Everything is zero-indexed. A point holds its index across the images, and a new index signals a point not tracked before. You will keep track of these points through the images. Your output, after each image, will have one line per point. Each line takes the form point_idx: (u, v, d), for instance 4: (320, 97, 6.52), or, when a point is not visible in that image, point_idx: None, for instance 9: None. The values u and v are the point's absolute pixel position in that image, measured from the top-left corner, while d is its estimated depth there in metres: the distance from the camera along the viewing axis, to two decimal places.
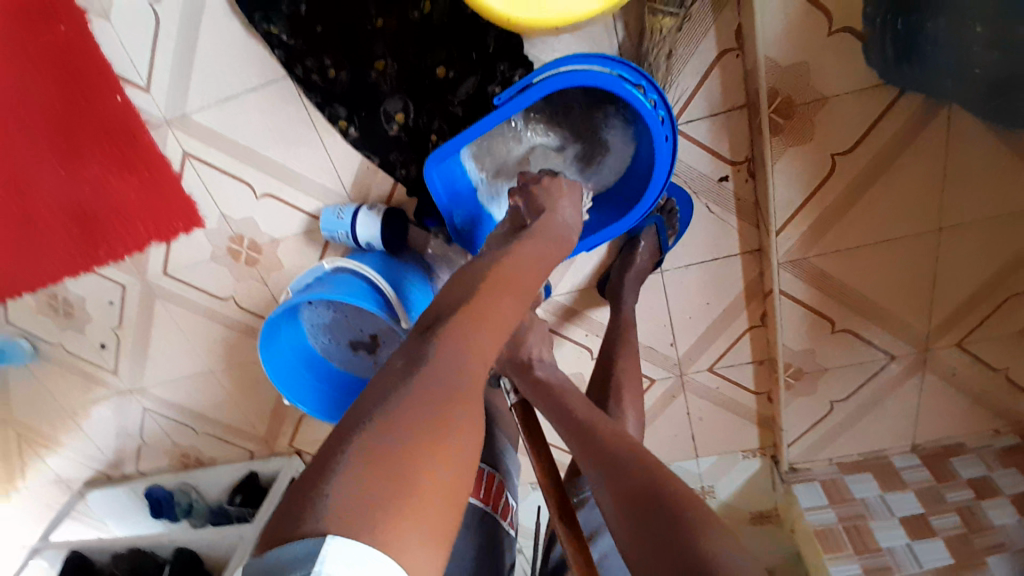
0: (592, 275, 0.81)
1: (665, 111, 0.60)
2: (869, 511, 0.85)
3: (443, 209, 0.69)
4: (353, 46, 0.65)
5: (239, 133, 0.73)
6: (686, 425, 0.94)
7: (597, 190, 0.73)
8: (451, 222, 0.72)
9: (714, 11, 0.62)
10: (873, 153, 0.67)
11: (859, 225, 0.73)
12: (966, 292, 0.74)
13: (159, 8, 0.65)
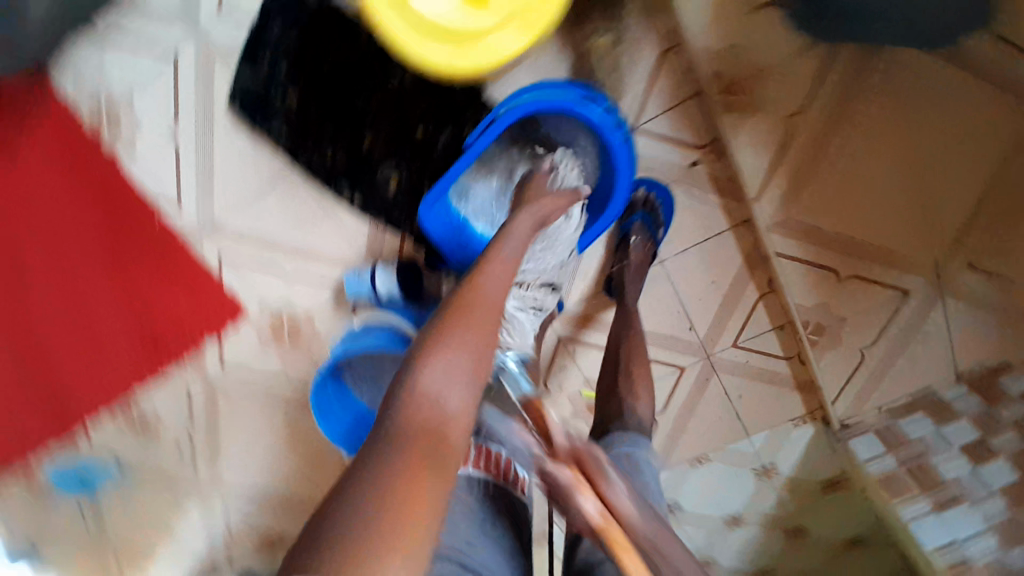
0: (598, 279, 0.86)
1: (617, 116, 0.69)
2: (930, 448, 0.85)
3: (442, 246, 0.75)
4: (342, 127, 0.74)
5: (261, 224, 0.82)
6: (728, 405, 0.96)
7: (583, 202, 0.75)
8: (449, 255, 0.76)
9: (643, 24, 0.71)
10: (828, 105, 0.73)
11: (837, 174, 0.77)
12: (964, 212, 0.76)
13: (181, 136, 0.77)
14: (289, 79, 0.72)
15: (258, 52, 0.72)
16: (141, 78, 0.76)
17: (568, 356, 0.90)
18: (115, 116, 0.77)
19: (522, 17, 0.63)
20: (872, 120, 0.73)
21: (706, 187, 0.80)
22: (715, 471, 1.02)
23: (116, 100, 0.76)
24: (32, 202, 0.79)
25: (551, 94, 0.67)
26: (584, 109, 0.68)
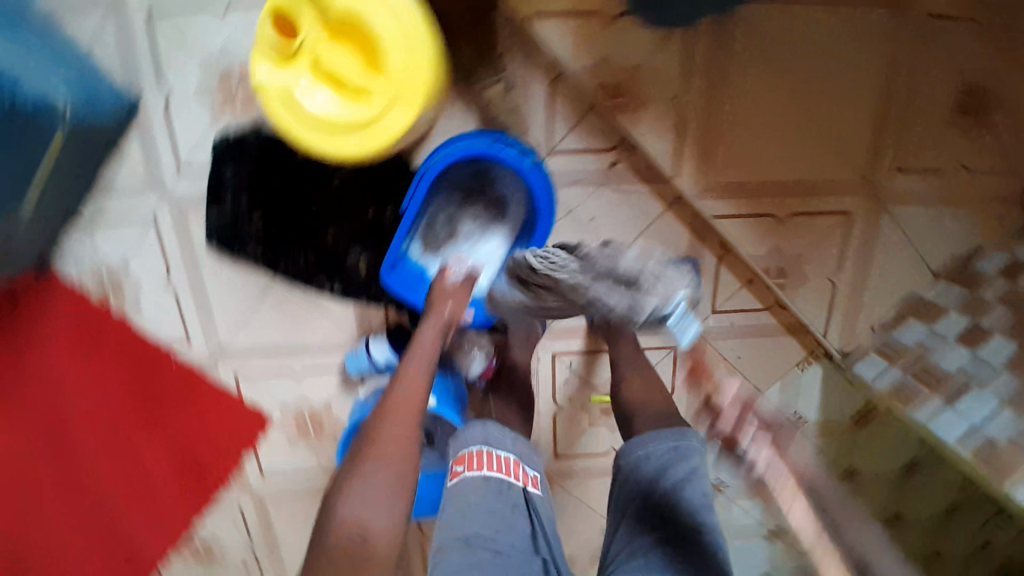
0: None
1: (529, 151, 0.76)
2: (926, 349, 0.88)
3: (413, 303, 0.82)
4: (306, 231, 0.84)
5: (263, 336, 0.91)
6: (731, 369, 1.01)
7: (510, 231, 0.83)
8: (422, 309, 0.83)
9: (527, 66, 0.80)
10: (704, 78, 0.80)
11: (738, 132, 0.83)
12: (869, 128, 0.84)
13: (172, 283, 0.88)
14: (250, 207, 0.83)
15: (219, 194, 0.83)
16: (128, 248, 0.86)
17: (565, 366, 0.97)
18: (116, 285, 0.88)
19: (399, 90, 0.60)
20: (753, 71, 0.80)
21: (633, 180, 0.87)
22: None
23: (114, 271, 0.87)
24: (67, 378, 0.90)
25: (461, 146, 0.75)
26: (496, 151, 0.75)
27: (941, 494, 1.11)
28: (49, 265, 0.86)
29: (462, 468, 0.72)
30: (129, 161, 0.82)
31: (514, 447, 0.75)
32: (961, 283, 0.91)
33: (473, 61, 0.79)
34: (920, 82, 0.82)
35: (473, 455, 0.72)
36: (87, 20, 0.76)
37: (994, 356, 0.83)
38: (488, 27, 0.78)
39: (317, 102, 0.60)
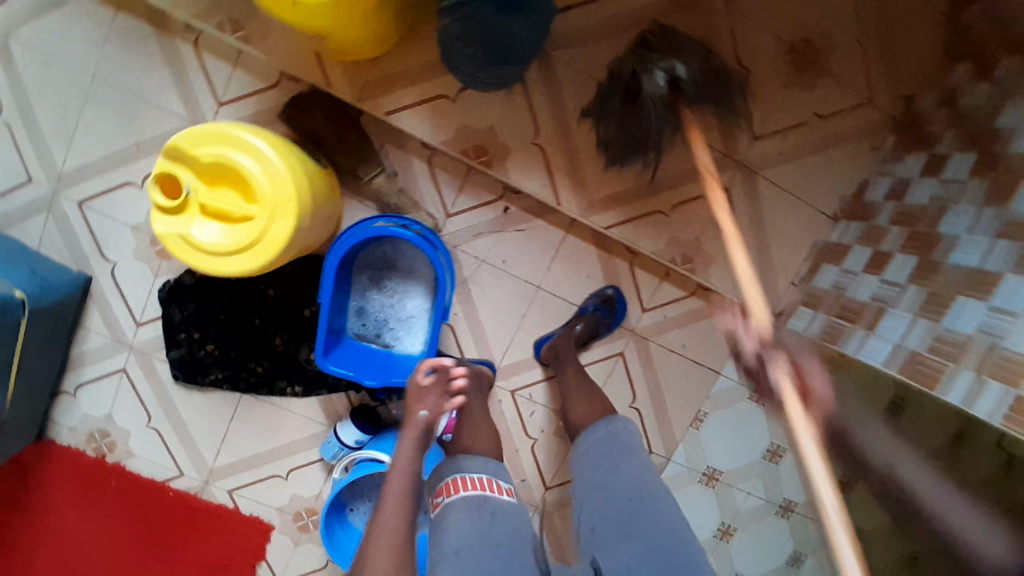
0: (505, 335, 1.01)
1: (414, 224, 0.85)
2: (843, 287, 0.92)
3: (363, 382, 0.83)
4: (256, 345, 0.94)
5: (245, 450, 0.99)
6: (682, 358, 1.06)
7: (423, 295, 0.89)
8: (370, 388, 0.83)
9: (402, 152, 0.92)
10: (550, 117, 0.90)
11: (598, 152, 0.92)
12: (711, 110, 0.93)
13: (155, 423, 0.98)
14: (202, 338, 0.93)
15: (173, 337, 0.93)
16: (109, 404, 0.97)
17: (526, 401, 1.04)
18: (107, 439, 0.98)
19: (274, 205, 0.70)
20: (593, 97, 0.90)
21: (525, 216, 0.97)
22: (721, 418, 1.09)
23: (103, 427, 0.98)
24: (84, 534, 0.99)
25: (361, 232, 0.81)
26: (395, 229, 0.82)
27: None
28: (50, 437, 0.98)
29: (442, 497, 0.75)
30: (91, 330, 0.94)
31: (485, 467, 0.78)
32: (857, 217, 0.95)
33: (351, 161, 0.90)
34: (757, 52, 0.92)
35: (449, 484, 0.76)
36: (30, 225, 0.90)
37: (899, 273, 0.84)
38: (357, 130, 0.90)
39: (209, 233, 0.70)
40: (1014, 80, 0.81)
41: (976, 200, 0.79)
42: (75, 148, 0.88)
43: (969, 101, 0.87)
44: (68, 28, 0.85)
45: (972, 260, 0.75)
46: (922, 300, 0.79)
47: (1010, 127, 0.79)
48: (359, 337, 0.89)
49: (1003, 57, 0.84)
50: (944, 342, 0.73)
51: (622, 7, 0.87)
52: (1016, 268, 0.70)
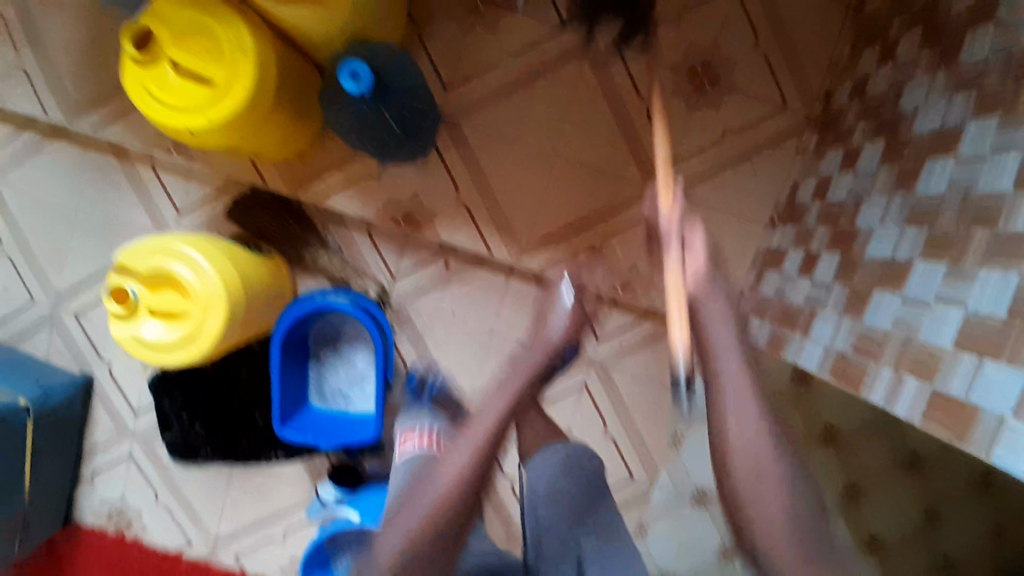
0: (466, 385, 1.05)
1: (352, 294, 0.90)
2: (785, 293, 0.90)
3: (323, 447, 0.88)
4: (238, 420, 1.02)
5: (244, 518, 1.07)
6: (648, 383, 1.06)
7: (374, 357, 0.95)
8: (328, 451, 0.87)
9: (342, 226, 1.00)
10: (469, 175, 0.96)
11: (519, 199, 0.97)
12: (621, 141, 0.96)
13: (163, 500, 1.07)
14: (190, 418, 1.02)
15: (166, 420, 1.03)
16: (121, 487, 1.07)
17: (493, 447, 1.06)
18: (124, 518, 1.08)
19: (206, 301, 0.79)
20: (507, 152, 0.96)
21: (467, 267, 1.01)
22: (699, 438, 1.07)
23: (119, 507, 1.08)
24: None
25: (298, 309, 0.86)
26: (331, 301, 0.87)
27: (962, 469, 1.05)
28: (75, 521, 1.08)
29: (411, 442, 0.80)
30: (98, 423, 1.06)
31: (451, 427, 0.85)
32: (790, 221, 0.95)
33: (296, 244, 0.98)
34: (655, 86, 0.96)
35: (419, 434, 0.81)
36: (39, 339, 1.04)
37: (826, 273, 0.82)
38: (297, 216, 0.98)
39: (153, 331, 0.79)
40: (911, 60, 0.79)
41: (886, 188, 0.76)
42: (70, 267, 1.02)
43: (876, 87, 0.85)
44: (50, 167, 1.00)
45: (886, 251, 0.73)
46: (846, 298, 0.76)
47: (911, 109, 0.76)
48: (324, 404, 0.95)
49: (902, 38, 0.82)
50: (865, 340, 0.71)
51: (516, 69, 0.94)
52: (922, 255, 0.67)
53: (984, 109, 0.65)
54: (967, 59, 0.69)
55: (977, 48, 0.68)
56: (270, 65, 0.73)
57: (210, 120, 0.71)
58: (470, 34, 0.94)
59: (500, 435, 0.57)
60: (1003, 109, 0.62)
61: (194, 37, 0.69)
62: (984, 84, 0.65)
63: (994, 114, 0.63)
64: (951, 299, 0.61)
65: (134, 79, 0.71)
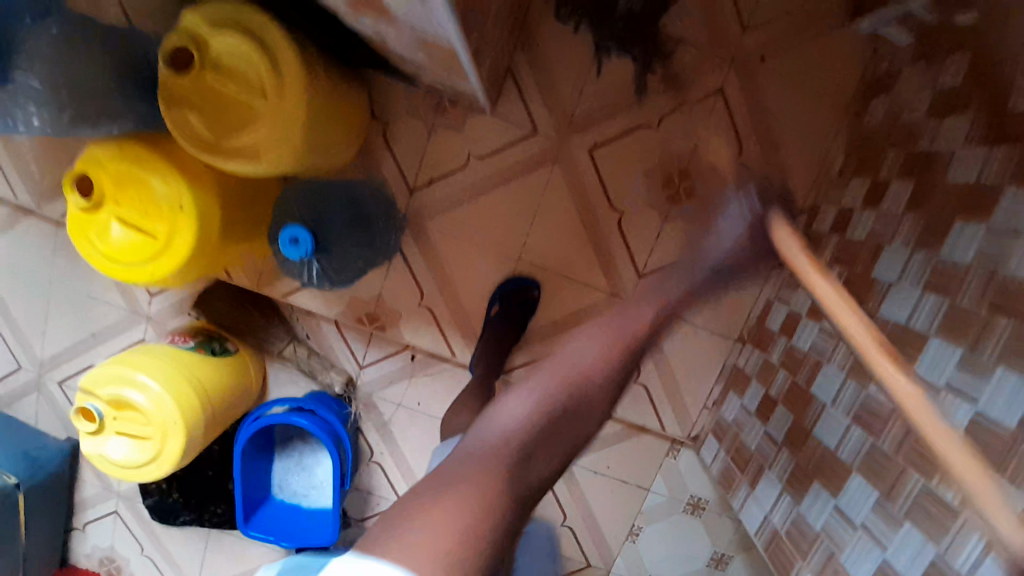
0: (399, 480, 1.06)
1: (298, 407, 0.93)
2: (742, 425, 0.89)
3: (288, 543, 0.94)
4: (211, 492, 1.07)
5: (220, 572, 1.15)
6: (607, 477, 1.08)
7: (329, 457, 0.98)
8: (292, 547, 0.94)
9: (309, 316, 1.00)
10: (433, 280, 0.95)
11: (482, 302, 0.96)
12: (590, 250, 0.93)
13: (147, 551, 1.15)
14: (168, 488, 1.08)
15: (147, 486, 1.09)
16: (110, 537, 1.15)
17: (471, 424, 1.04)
18: (114, 564, 1.17)
19: (163, 424, 0.81)
20: (470, 257, 0.94)
21: (433, 360, 1.00)
22: (654, 530, 1.09)
23: (109, 555, 1.17)
24: None
25: (251, 428, 0.90)
26: (277, 417, 0.90)
27: None
28: (72, 562, 1.18)
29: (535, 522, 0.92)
30: (88, 480, 1.13)
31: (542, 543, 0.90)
32: (757, 345, 0.93)
33: (259, 337, 0.99)
34: (628, 195, 0.91)
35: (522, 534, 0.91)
36: (26, 402, 1.09)
37: (779, 428, 0.81)
38: (260, 310, 0.98)
39: (117, 450, 0.83)
40: (895, 217, 0.72)
41: (845, 363, 0.71)
42: (52, 338, 1.05)
43: (856, 232, 0.78)
44: (24, 242, 1.01)
45: (833, 438, 0.70)
46: (789, 470, 0.75)
47: (884, 280, 0.70)
48: (288, 496, 1.01)
49: (891, 183, 0.75)
50: (799, 527, 0.71)
51: (483, 174, 0.91)
52: (861, 466, 0.64)
53: (952, 325, 0.59)
54: (948, 254, 0.62)
55: (961, 248, 0.61)
56: (212, 213, 0.72)
57: (156, 272, 0.71)
58: (434, 136, 0.91)
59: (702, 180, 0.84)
60: (971, 338, 0.56)
61: (131, 190, 0.68)
62: (957, 301, 0.59)
63: (961, 341, 0.57)
64: (874, 537, 0.60)
65: (78, 225, 0.71)
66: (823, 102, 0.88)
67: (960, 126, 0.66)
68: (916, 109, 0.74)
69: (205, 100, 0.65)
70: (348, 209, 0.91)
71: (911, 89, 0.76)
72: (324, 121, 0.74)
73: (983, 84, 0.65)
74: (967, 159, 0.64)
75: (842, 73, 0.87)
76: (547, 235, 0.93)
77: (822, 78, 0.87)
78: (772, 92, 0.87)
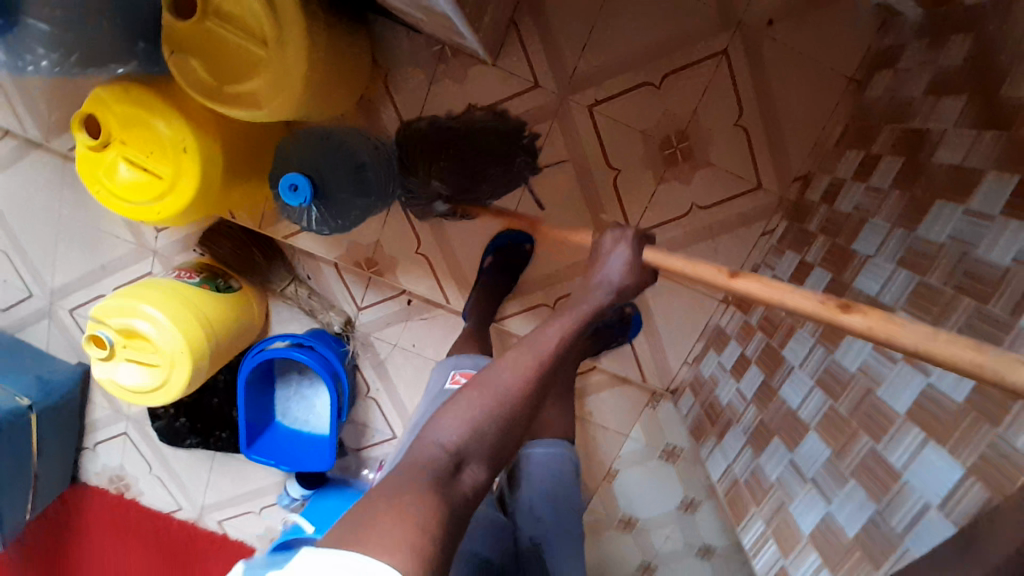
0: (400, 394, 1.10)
1: (298, 343, 0.97)
2: (716, 382, 0.94)
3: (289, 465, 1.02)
4: (215, 420, 1.13)
5: (224, 492, 1.23)
6: (588, 425, 1.14)
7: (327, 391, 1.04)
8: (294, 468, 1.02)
9: (309, 256, 1.04)
10: (429, 230, 0.98)
11: (476, 253, 0.99)
12: (583, 208, 0.95)
13: (156, 470, 1.24)
14: (174, 414, 1.15)
15: (154, 412, 1.16)
16: (121, 457, 1.24)
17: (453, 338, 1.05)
18: (125, 482, 1.26)
19: (170, 355, 0.86)
20: (465, 209, 0.96)
21: (427, 306, 1.04)
22: (630, 475, 1.16)
23: (119, 473, 1.25)
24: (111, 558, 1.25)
25: (253, 361, 0.95)
26: (278, 352, 0.95)
27: None
28: (85, 478, 1.26)
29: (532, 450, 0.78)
30: (99, 403, 1.20)
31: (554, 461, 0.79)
32: (740, 306, 0.97)
33: (260, 276, 1.03)
34: (626, 156, 0.92)
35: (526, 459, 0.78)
36: (39, 329, 1.14)
37: (748, 387, 0.85)
38: (261, 250, 1.02)
39: (127, 374, 0.88)
40: (882, 193, 0.74)
41: (814, 331, 0.75)
42: (59, 268, 1.09)
43: (843, 205, 0.80)
44: (31, 176, 1.03)
45: (795, 400, 0.74)
46: (754, 426, 0.80)
47: (861, 255, 0.73)
48: (288, 425, 1.07)
49: (882, 158, 0.76)
50: (757, 479, 0.76)
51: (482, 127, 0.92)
52: (818, 425, 0.69)
53: (916, 303, 0.62)
54: (925, 234, 0.64)
55: (938, 227, 0.63)
56: (215, 156, 0.74)
57: (162, 212, 0.73)
58: (435, 85, 0.91)
59: (682, 148, 0.91)
60: (931, 316, 0.60)
61: (138, 131, 0.70)
62: (925, 278, 0.62)
63: (922, 318, 0.61)
64: (821, 489, 0.65)
65: (86, 163, 0.73)
66: (829, 70, 0.87)
67: (956, 105, 0.67)
68: (917, 85, 0.74)
69: (207, 46, 0.66)
70: (346, 153, 0.91)
71: (915, 63, 0.76)
72: (325, 67, 0.75)
73: (986, 64, 0.65)
74: (957, 141, 0.65)
75: (851, 39, 0.86)
76: (542, 189, 0.94)
77: (829, 45, 0.86)
78: (777, 59, 0.87)
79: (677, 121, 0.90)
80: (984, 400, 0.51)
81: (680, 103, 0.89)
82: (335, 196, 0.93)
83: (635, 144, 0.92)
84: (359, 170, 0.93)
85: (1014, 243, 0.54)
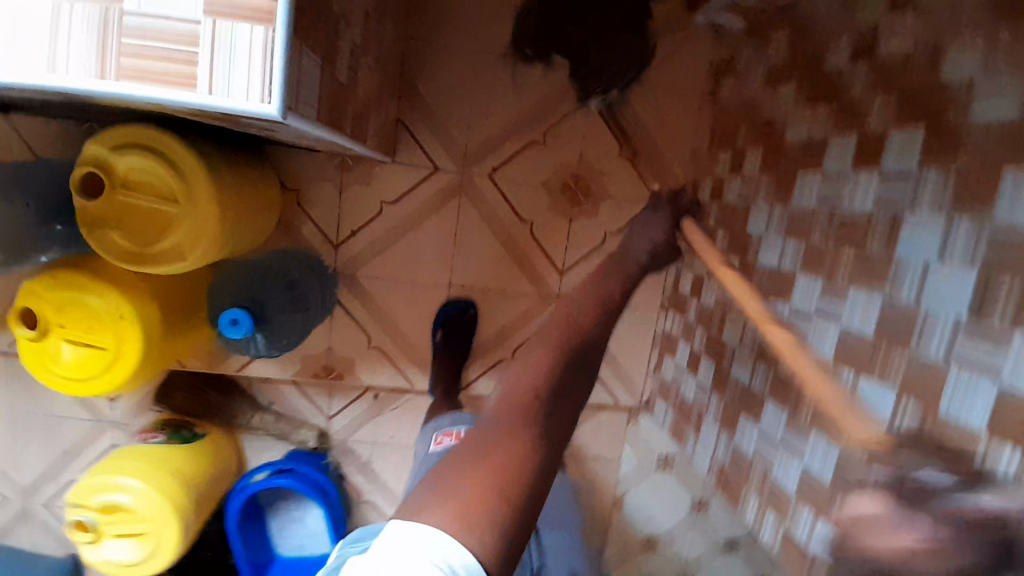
0: (392, 474, 1.10)
1: (274, 470, 0.98)
2: (679, 382, 1.00)
3: None
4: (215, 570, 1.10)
5: None
6: (579, 458, 1.16)
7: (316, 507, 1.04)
8: None
9: (266, 382, 1.04)
10: (375, 322, 1.02)
11: (425, 330, 1.03)
12: (510, 261, 1.01)
13: None
14: None
15: None
16: None
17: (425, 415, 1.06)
18: None
19: (155, 517, 0.85)
20: (404, 294, 1.01)
21: (394, 395, 1.06)
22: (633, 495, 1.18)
23: None
24: None
25: (237, 501, 0.95)
26: (257, 484, 0.95)
27: None
28: None
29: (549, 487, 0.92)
30: None
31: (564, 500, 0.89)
32: (678, 306, 1.04)
33: (224, 414, 1.04)
34: (533, 206, 0.99)
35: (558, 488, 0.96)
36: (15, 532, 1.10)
37: (705, 378, 0.91)
38: (217, 388, 1.03)
39: (117, 551, 0.86)
40: (755, 178, 0.83)
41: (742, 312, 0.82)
42: (21, 464, 1.07)
43: (729, 196, 0.89)
44: None
45: (745, 377, 0.80)
46: (720, 412, 0.85)
47: (756, 234, 0.81)
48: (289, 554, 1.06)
49: (747, 150, 0.86)
50: (737, 460, 0.81)
51: (397, 216, 0.98)
52: (770, 395, 0.74)
53: (810, 263, 0.70)
54: (799, 203, 0.73)
55: (807, 194, 0.71)
56: (151, 314, 0.77)
57: (113, 382, 0.75)
58: (345, 192, 0.97)
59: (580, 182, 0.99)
60: (825, 271, 0.67)
61: (74, 310, 0.72)
62: (810, 241, 0.70)
63: (818, 274, 0.68)
64: (792, 451, 0.69)
65: (30, 355, 0.74)
66: (684, 86, 0.98)
67: (790, 90, 0.77)
68: (755, 81, 0.85)
69: (122, 216, 0.70)
70: (273, 275, 0.97)
71: (752, 61, 0.87)
72: (238, 204, 0.80)
73: (800, 52, 0.75)
74: (799, 119, 0.74)
75: (694, 55, 0.97)
76: (468, 255, 1.00)
77: (679, 61, 0.97)
78: (637, 88, 0.97)
79: (568, 163, 0.98)
80: (886, 332, 0.58)
81: (567, 147, 0.98)
82: (274, 318, 0.98)
83: (538, 193, 0.99)
84: (291, 287, 0.98)
85: (868, 190, 0.62)
